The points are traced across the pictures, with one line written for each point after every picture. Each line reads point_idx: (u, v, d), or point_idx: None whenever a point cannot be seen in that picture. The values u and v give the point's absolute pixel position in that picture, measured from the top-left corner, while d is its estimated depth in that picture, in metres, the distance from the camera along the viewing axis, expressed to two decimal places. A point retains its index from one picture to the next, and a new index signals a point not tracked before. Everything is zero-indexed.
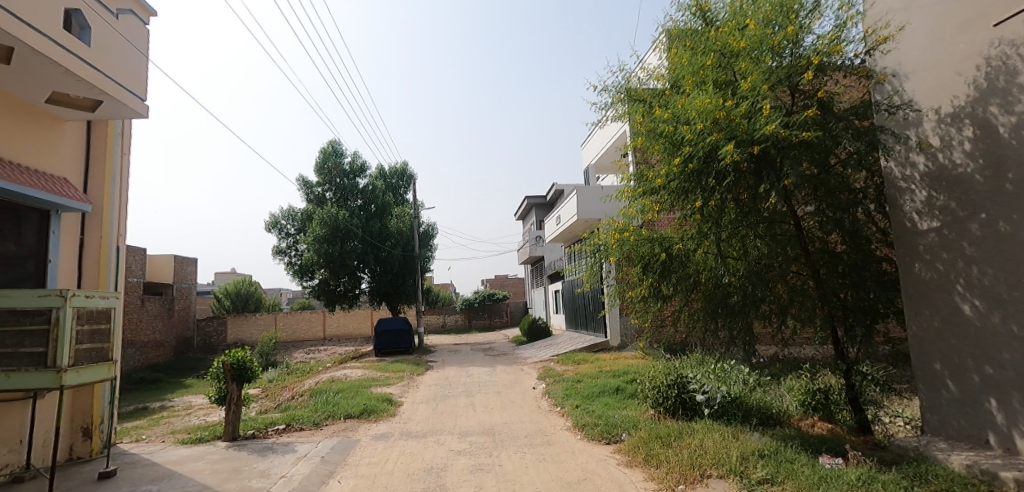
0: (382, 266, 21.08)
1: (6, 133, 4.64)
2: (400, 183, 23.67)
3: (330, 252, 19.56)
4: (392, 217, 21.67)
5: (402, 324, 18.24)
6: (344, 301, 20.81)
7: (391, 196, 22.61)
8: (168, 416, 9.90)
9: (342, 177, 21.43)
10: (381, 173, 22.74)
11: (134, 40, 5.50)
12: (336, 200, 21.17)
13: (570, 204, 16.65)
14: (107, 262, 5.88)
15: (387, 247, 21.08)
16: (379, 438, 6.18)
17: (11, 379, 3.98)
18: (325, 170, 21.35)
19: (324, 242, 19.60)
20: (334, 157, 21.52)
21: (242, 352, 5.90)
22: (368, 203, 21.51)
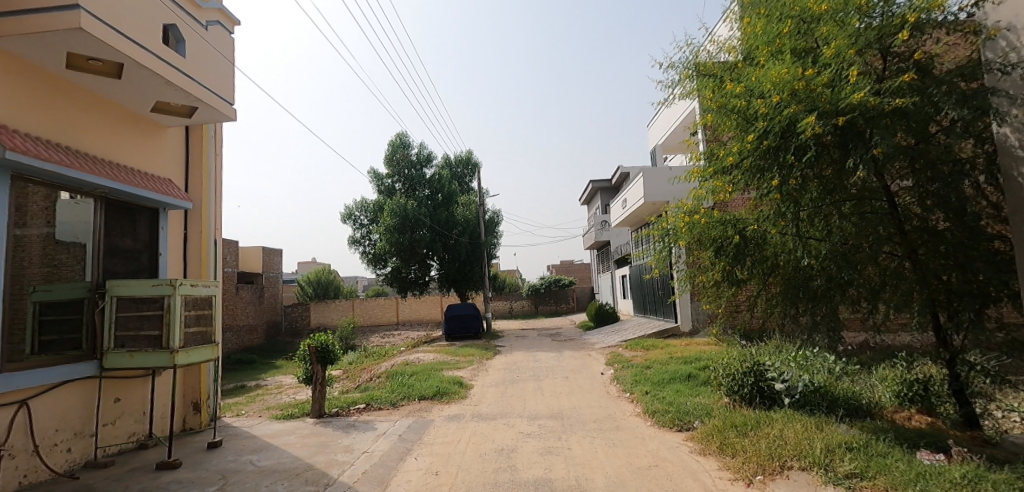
0: (450, 254, 21.59)
1: (121, 141, 5.26)
2: (465, 172, 24.09)
3: (402, 241, 20.21)
4: (458, 205, 22.12)
5: (470, 309, 18.74)
6: (415, 288, 21.62)
7: (457, 185, 23.02)
8: (264, 394, 10.83)
9: (410, 169, 22.08)
10: (446, 162, 23.26)
11: (223, 50, 5.94)
12: (405, 191, 21.89)
13: (635, 187, 16.23)
14: (207, 252, 6.46)
15: (453, 235, 21.53)
16: (451, 419, 6.42)
17: (134, 359, 4.61)
18: (394, 161, 22.04)
19: (394, 232, 20.28)
20: (402, 149, 22.17)
21: (325, 336, 6.29)
22: (435, 193, 22.00)
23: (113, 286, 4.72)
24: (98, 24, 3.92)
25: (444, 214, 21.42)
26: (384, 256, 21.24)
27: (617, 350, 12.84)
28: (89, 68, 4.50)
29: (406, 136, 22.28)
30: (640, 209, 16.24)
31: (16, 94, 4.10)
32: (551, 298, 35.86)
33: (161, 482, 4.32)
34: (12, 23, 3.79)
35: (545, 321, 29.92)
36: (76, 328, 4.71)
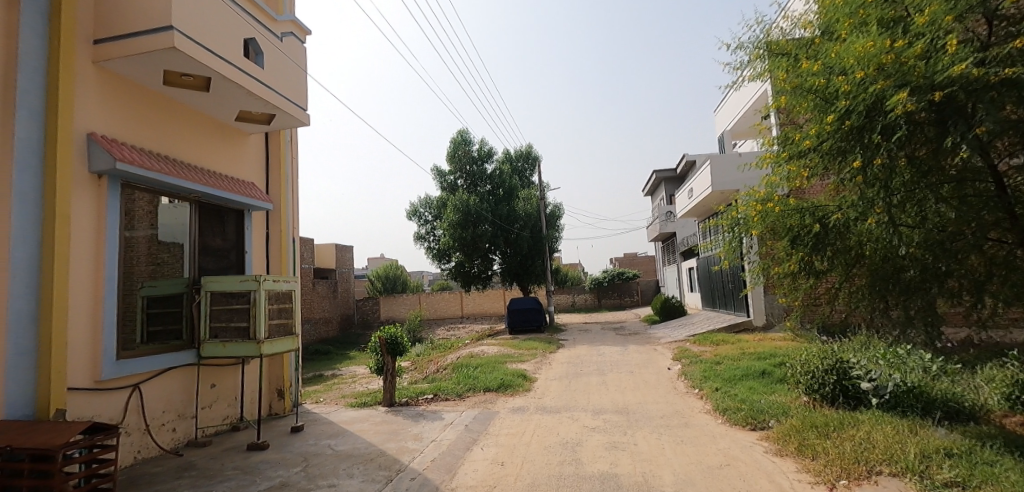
0: (512, 248, 21.76)
1: (211, 148, 5.76)
2: (526, 166, 24.16)
3: (465, 236, 20.69)
4: (519, 199, 22.21)
5: (533, 303, 18.88)
6: (478, 282, 21.99)
7: (517, 179, 23.13)
8: (340, 383, 11.47)
9: (471, 165, 22.41)
10: (507, 157, 23.44)
11: (298, 59, 6.27)
12: (467, 187, 22.22)
13: (702, 176, 15.60)
14: (286, 250, 6.89)
15: (515, 230, 21.64)
16: (516, 411, 6.50)
17: (227, 348, 5.03)
18: (455, 157, 22.34)
19: (458, 227, 20.83)
20: (464, 145, 22.52)
21: (394, 328, 6.54)
22: (497, 188, 22.23)
23: (208, 282, 5.16)
24: (186, 41, 4.32)
25: (505, 208, 21.58)
26: (448, 251, 21.73)
27: (684, 345, 12.43)
28: (182, 84, 4.99)
29: (467, 133, 22.63)
30: (707, 199, 15.59)
31: (123, 110, 4.70)
32: (615, 291, 35.42)
33: (252, 462, 4.71)
34: (118, 48, 4.35)
35: (607, 315, 29.46)
36: (178, 319, 5.22)
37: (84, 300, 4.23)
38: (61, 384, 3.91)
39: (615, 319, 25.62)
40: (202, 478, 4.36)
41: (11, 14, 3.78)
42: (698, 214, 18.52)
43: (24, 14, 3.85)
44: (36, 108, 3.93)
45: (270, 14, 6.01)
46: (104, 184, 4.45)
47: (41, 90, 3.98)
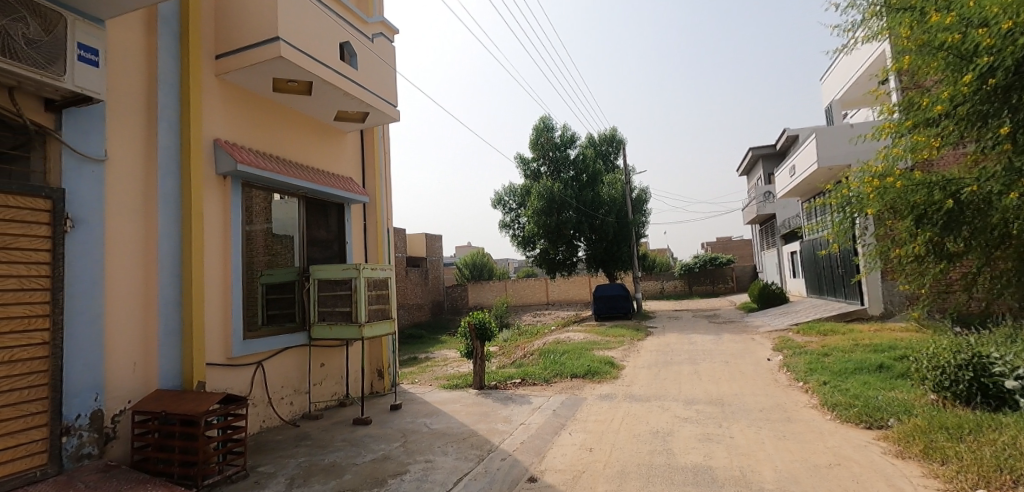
0: (597, 234, 21.34)
1: (315, 147, 6.24)
2: (610, 150, 23.73)
3: (549, 223, 20.58)
4: (604, 184, 21.72)
5: (620, 290, 18.52)
6: (564, 268, 21.88)
7: (601, 164, 22.63)
8: (434, 365, 12.08)
9: (554, 151, 22.27)
10: (591, 141, 23.17)
11: (387, 57, 6.56)
12: (551, 174, 22.12)
13: (806, 151, 14.32)
14: (381, 240, 7.33)
15: (600, 215, 21.20)
16: (604, 398, 6.46)
17: (333, 331, 5.49)
18: (540, 145, 22.34)
19: (543, 214, 20.79)
20: (546, 132, 22.43)
21: (482, 314, 6.74)
22: (581, 173, 21.95)
23: (316, 270, 5.64)
24: (289, 49, 4.70)
25: (590, 194, 21.18)
26: (533, 238, 21.74)
27: (786, 334, 11.58)
28: (288, 89, 5.44)
29: (550, 119, 22.48)
30: (813, 176, 14.28)
31: (241, 117, 5.23)
32: (707, 277, 33.72)
33: (358, 436, 5.13)
34: (235, 61, 4.86)
35: (698, 303, 28.09)
36: (292, 304, 5.76)
37: (216, 287, 4.84)
38: (200, 360, 4.55)
39: (707, 307, 24.37)
40: (316, 448, 4.84)
41: (150, 37, 4.45)
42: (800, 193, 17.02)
43: (159, 38, 4.51)
44: (173, 119, 4.59)
45: (361, 16, 6.35)
46: (228, 183, 5.01)
47: (175, 103, 4.62)
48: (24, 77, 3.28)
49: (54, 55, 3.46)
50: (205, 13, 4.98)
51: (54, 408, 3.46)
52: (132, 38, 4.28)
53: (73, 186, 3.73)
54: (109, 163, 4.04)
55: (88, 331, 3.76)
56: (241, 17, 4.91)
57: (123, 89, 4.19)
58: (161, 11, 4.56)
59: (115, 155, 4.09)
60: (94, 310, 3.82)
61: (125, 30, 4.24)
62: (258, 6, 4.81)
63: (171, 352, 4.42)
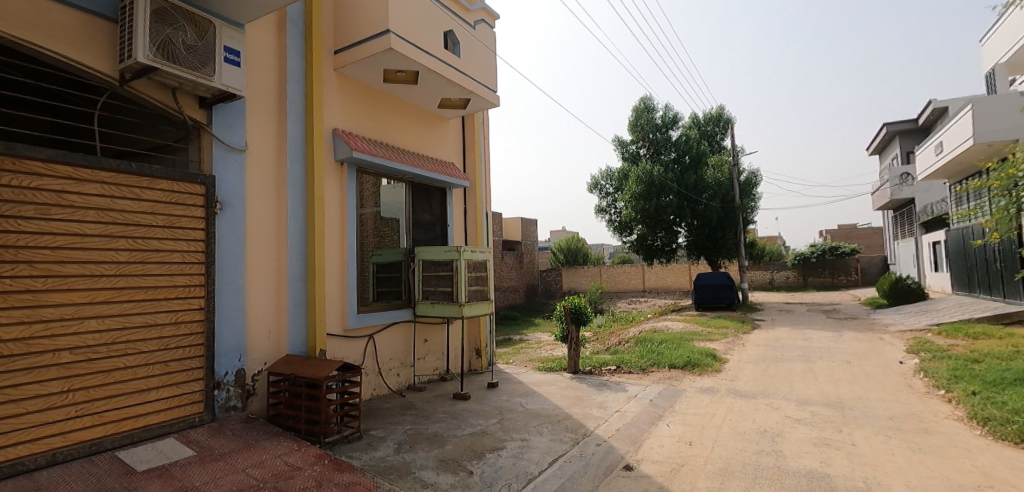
0: (699, 220, 19.80)
1: (419, 134, 6.55)
2: (716, 131, 22.23)
3: (648, 207, 19.29)
4: (709, 167, 20.11)
5: (725, 280, 17.52)
6: (661, 256, 20.48)
7: (705, 145, 20.97)
8: (528, 347, 12.33)
9: (654, 132, 21.00)
10: (694, 122, 21.86)
11: (488, 43, 6.65)
12: (651, 156, 21.04)
13: (958, 125, 12.38)
14: (480, 223, 7.56)
15: (703, 200, 19.67)
16: (705, 392, 6.18)
17: (436, 309, 5.80)
18: (639, 127, 21.26)
19: (641, 199, 19.60)
20: (646, 113, 21.25)
21: (577, 298, 6.73)
22: (683, 155, 20.62)
23: (420, 251, 5.97)
24: (397, 40, 4.93)
25: (693, 177, 19.69)
26: (630, 223, 20.57)
27: (924, 336, 10.20)
28: (396, 79, 5.74)
29: (650, 99, 21.26)
30: (966, 153, 12.35)
31: (355, 107, 5.62)
32: (826, 269, 30.51)
33: (458, 409, 5.40)
34: (351, 54, 5.22)
35: (813, 296, 25.55)
36: (399, 283, 6.15)
37: (335, 264, 5.30)
38: (322, 329, 5.04)
39: (828, 301, 22.07)
40: (420, 417, 5.17)
41: (280, 37, 4.90)
42: (946, 173, 14.75)
43: (287, 37, 4.95)
44: (299, 111, 5.04)
45: (464, 4, 6.48)
46: (345, 169, 5.44)
47: (301, 97, 5.07)
48: (181, 77, 3.79)
49: (205, 57, 3.93)
50: (325, 11, 5.37)
51: (209, 365, 4.02)
52: (266, 38, 4.75)
53: (221, 174, 4.28)
54: (248, 153, 4.55)
55: (233, 300, 4.32)
56: (357, 13, 5.24)
57: (259, 86, 4.68)
58: (290, 12, 4.99)
59: (253, 146, 4.60)
60: (237, 282, 4.36)
61: (260, 31, 4.71)
62: (371, 1, 5.09)
63: (299, 322, 4.93)
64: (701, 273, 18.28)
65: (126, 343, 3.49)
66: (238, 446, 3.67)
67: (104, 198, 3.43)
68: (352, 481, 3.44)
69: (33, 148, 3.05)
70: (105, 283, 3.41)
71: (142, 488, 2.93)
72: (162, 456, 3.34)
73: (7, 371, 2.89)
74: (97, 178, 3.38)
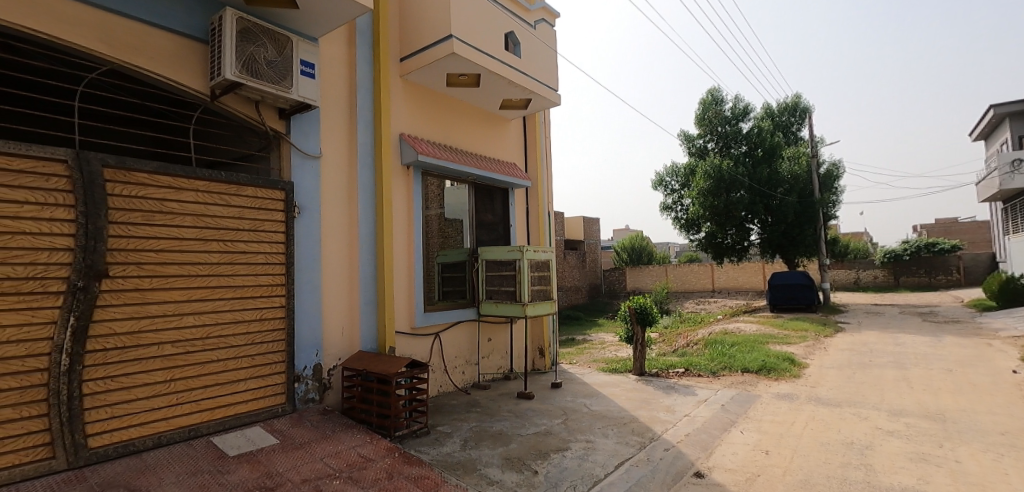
0: (774, 216, 18.67)
1: (481, 136, 6.64)
2: (791, 121, 20.95)
3: (717, 204, 18.34)
4: (784, 159, 18.76)
5: (803, 279, 16.43)
6: (731, 253, 19.68)
7: (780, 136, 19.62)
8: (591, 347, 12.19)
9: (723, 125, 19.85)
10: (767, 113, 20.66)
11: (549, 42, 6.63)
12: (718, 151, 19.82)
13: None
14: (542, 223, 7.55)
15: (778, 195, 18.46)
16: (782, 398, 5.84)
17: (500, 308, 5.86)
18: (705, 120, 20.10)
19: (710, 195, 18.65)
20: (714, 106, 20.10)
21: (643, 299, 6.55)
22: (755, 148, 19.24)
23: (484, 252, 6.06)
24: (459, 44, 5.02)
25: (767, 171, 18.47)
26: (697, 220, 19.73)
27: None
28: (459, 83, 5.85)
29: (719, 91, 20.13)
30: None
31: (420, 112, 5.79)
32: (921, 267, 27.70)
33: (522, 408, 5.43)
34: (416, 61, 5.38)
35: (905, 297, 23.36)
36: (463, 282, 6.27)
37: (402, 264, 5.48)
38: (391, 327, 5.23)
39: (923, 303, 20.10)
40: (486, 415, 5.25)
41: (350, 48, 5.14)
42: None
43: (357, 48, 5.18)
44: (368, 118, 5.25)
45: (525, 5, 6.50)
46: (411, 173, 5.61)
47: (370, 104, 5.28)
48: (263, 91, 4.06)
49: (284, 71, 4.19)
50: (391, 20, 5.57)
51: (290, 360, 4.28)
52: (337, 50, 4.99)
53: (299, 179, 4.55)
54: (323, 159, 4.80)
55: (311, 298, 4.57)
56: (421, 21, 5.39)
57: (332, 95, 4.93)
58: (359, 23, 5.22)
59: (327, 152, 4.85)
60: (314, 282, 4.61)
61: (333, 44, 4.96)
62: (434, 8, 5.22)
63: (370, 320, 5.14)
64: (777, 272, 17.11)
65: (218, 337, 3.79)
66: (316, 437, 3.89)
67: (198, 204, 3.74)
68: (420, 474, 3.53)
69: (139, 161, 3.39)
70: (200, 281, 3.72)
71: (232, 472, 3.17)
72: (250, 443, 3.60)
73: (119, 361, 3.23)
74: (192, 186, 3.71)
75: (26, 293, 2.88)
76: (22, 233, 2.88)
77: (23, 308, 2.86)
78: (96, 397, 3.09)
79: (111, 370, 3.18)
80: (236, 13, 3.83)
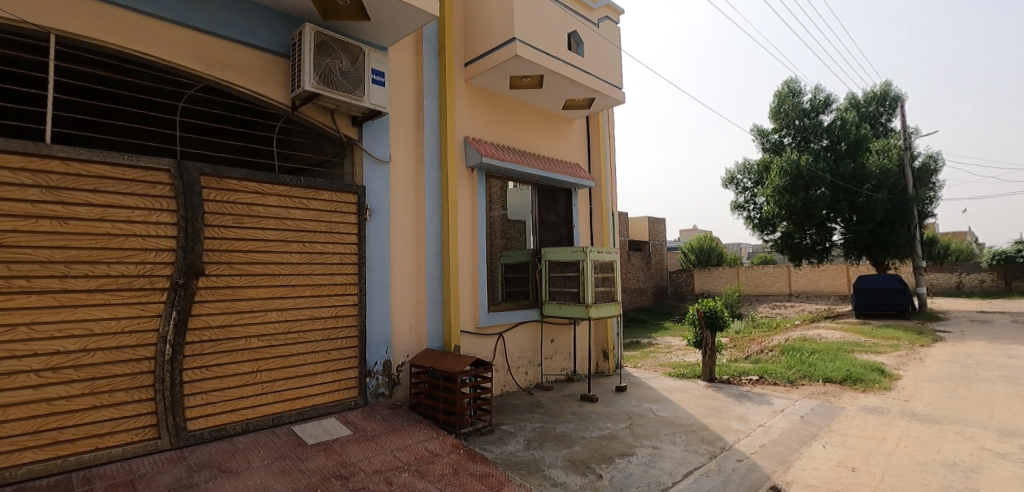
0: (860, 214, 17.27)
1: (544, 137, 6.65)
2: (879, 111, 19.31)
3: (794, 203, 17.17)
4: (872, 153, 17.33)
5: (894, 281, 15.13)
6: (812, 254, 18.29)
7: (867, 127, 18.07)
8: (656, 351, 11.87)
9: (801, 118, 18.50)
10: (851, 103, 19.17)
11: (612, 40, 6.53)
12: (796, 146, 18.58)
13: None
14: (606, 224, 7.45)
15: (865, 191, 17.03)
16: (871, 411, 5.40)
17: (562, 309, 5.85)
18: (781, 114, 18.82)
19: (786, 193, 17.46)
20: (792, 98, 18.73)
21: (712, 302, 6.30)
22: (837, 142, 17.88)
23: (547, 252, 6.06)
24: (522, 47, 5.06)
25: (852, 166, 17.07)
26: (771, 220, 18.59)
27: None
28: (522, 85, 5.89)
29: (796, 82, 18.85)
30: None
31: (484, 115, 5.90)
32: None
33: (586, 411, 5.38)
34: (480, 66, 5.48)
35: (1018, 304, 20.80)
36: (526, 283, 6.32)
37: (466, 264, 5.60)
38: (457, 326, 5.35)
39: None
40: (549, 416, 5.25)
41: (418, 56, 5.32)
42: None
43: (424, 55, 5.34)
44: (435, 122, 5.40)
45: (587, 3, 6.44)
46: (475, 175, 5.73)
47: (436, 109, 5.44)
48: (338, 100, 4.28)
49: (357, 81, 4.40)
50: (456, 26, 5.70)
51: (363, 355, 4.49)
52: (406, 58, 5.18)
53: (370, 183, 4.76)
54: (392, 164, 5.00)
55: (381, 297, 4.77)
56: (485, 25, 5.47)
57: (401, 102, 5.12)
58: (426, 31, 5.38)
59: (396, 157, 5.04)
60: (384, 281, 4.81)
61: (401, 52, 5.15)
62: (498, 12, 5.28)
63: (437, 319, 5.29)
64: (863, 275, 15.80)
65: (298, 332, 4.04)
66: (385, 430, 4.05)
67: (281, 208, 4.01)
68: (485, 472, 3.58)
69: (231, 169, 3.68)
70: (282, 280, 3.99)
71: (311, 460, 3.37)
72: (327, 433, 3.81)
73: (214, 352, 3.53)
74: (275, 191, 3.98)
75: (137, 288, 3.22)
76: (134, 235, 3.21)
77: (134, 302, 3.21)
78: (194, 385, 3.40)
79: (206, 360, 3.48)
80: (313, 28, 4.08)
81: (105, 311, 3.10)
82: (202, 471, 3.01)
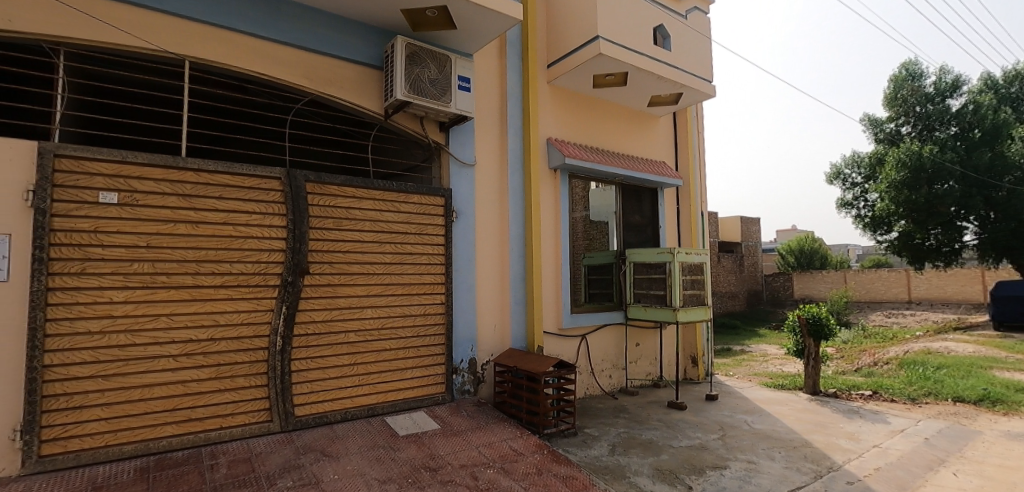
0: (998, 211, 15.06)
1: (628, 136, 6.50)
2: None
3: (914, 199, 15.41)
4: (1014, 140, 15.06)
5: None
6: (938, 258, 16.38)
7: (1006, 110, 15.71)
8: (751, 360, 11.16)
9: (924, 104, 16.56)
10: (987, 85, 16.85)
11: (702, 31, 6.22)
12: (918, 135, 16.66)
13: None
14: (695, 225, 7.12)
15: (1005, 185, 14.78)
16: (1015, 438, 4.70)
17: (648, 312, 5.69)
18: (899, 100, 17.12)
19: (904, 188, 15.72)
20: (910, 82, 17.04)
21: (815, 308, 5.83)
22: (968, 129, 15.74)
23: (632, 254, 5.93)
24: (605, 45, 4.98)
25: (986, 155, 14.94)
26: (887, 219, 16.82)
27: None
28: (605, 83, 5.79)
29: (915, 64, 16.88)
30: None
31: (566, 116, 5.88)
32: None
33: (674, 419, 5.19)
34: (563, 66, 5.47)
35: None
36: (609, 284, 6.22)
37: (548, 265, 5.61)
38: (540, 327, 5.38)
39: None
40: (634, 422, 5.12)
41: (501, 60, 5.41)
42: None
43: (507, 59, 5.42)
44: (517, 125, 5.47)
45: None
46: (558, 176, 5.72)
47: (519, 111, 5.50)
48: (427, 108, 4.46)
49: (444, 87, 4.55)
50: (538, 28, 5.73)
51: (450, 352, 4.64)
52: (490, 63, 5.29)
53: (456, 186, 4.92)
54: (476, 167, 5.13)
55: (466, 297, 4.92)
56: (567, 25, 5.45)
57: (485, 106, 5.23)
58: (510, 35, 5.46)
59: (480, 160, 5.17)
60: (469, 281, 4.95)
61: (486, 58, 5.26)
62: (581, 11, 5.24)
63: (520, 319, 5.36)
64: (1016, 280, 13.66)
65: (389, 328, 4.27)
66: (472, 426, 4.17)
67: (375, 211, 4.27)
68: (569, 475, 3.55)
69: (332, 175, 3.97)
70: (377, 279, 4.24)
71: (403, 450, 3.55)
72: (417, 425, 3.99)
73: (319, 345, 3.84)
74: (370, 195, 4.24)
75: (254, 285, 3.58)
76: (252, 237, 3.57)
77: (252, 297, 3.56)
78: (301, 374, 3.72)
79: (311, 352, 3.79)
80: (404, 40, 4.29)
81: (229, 305, 3.47)
82: (308, 454, 3.28)
